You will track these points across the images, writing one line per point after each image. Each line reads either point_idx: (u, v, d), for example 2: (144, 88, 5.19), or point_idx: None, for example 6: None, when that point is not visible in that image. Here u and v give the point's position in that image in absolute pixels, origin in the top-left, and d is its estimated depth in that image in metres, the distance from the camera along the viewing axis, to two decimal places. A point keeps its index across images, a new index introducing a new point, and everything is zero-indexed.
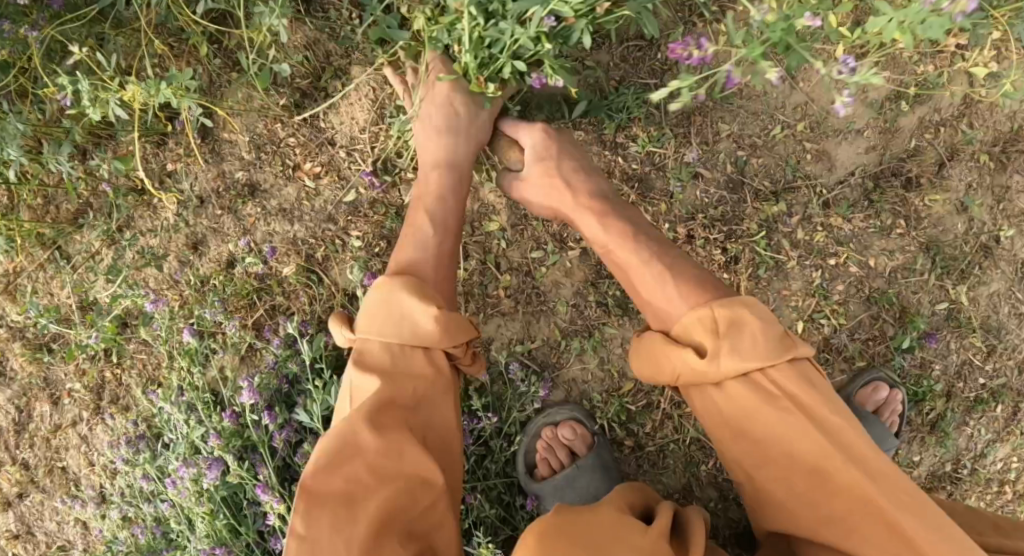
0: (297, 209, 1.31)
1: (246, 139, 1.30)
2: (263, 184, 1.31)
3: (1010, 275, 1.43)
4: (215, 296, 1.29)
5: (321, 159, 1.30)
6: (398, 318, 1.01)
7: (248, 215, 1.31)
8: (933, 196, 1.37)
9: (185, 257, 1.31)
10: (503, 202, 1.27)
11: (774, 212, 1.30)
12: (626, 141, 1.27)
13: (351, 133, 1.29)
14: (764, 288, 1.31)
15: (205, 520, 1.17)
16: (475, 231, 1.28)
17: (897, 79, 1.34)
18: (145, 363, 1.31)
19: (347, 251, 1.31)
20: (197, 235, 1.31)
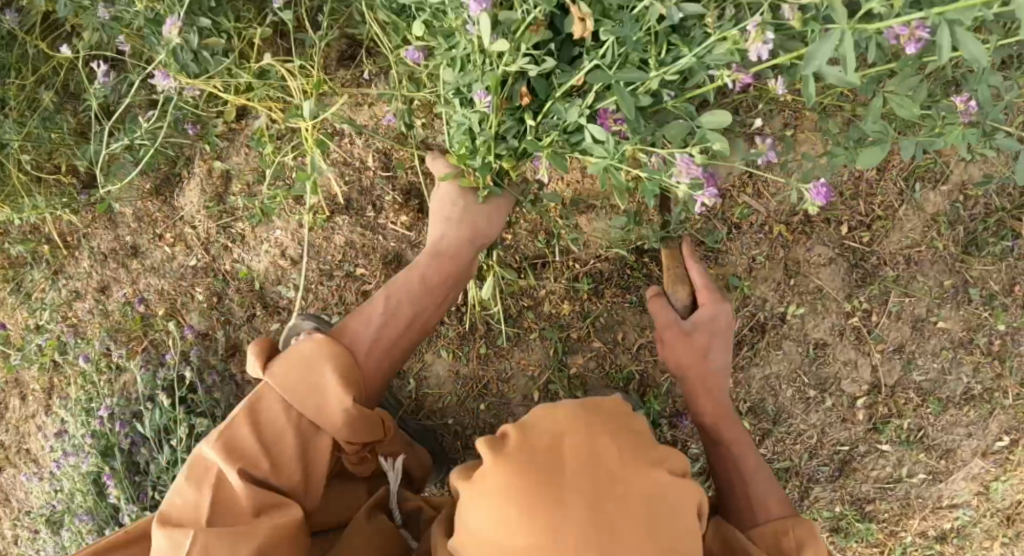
0: (164, 267, 1.57)
1: (129, 212, 1.57)
2: (142, 247, 1.59)
3: (798, 356, 1.38)
4: (107, 332, 1.61)
5: (174, 231, 1.55)
6: (291, 415, 1.14)
7: (133, 269, 1.60)
8: (704, 270, 1.38)
9: (95, 298, 1.64)
10: (294, 271, 1.50)
11: (521, 287, 1.40)
12: (384, 223, 1.44)
13: (191, 212, 1.54)
14: (503, 357, 1.40)
15: (78, 494, 1.54)
16: (280, 293, 1.52)
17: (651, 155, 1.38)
18: (63, 380, 1.68)
19: (193, 303, 1.55)
20: (97, 284, 1.63)
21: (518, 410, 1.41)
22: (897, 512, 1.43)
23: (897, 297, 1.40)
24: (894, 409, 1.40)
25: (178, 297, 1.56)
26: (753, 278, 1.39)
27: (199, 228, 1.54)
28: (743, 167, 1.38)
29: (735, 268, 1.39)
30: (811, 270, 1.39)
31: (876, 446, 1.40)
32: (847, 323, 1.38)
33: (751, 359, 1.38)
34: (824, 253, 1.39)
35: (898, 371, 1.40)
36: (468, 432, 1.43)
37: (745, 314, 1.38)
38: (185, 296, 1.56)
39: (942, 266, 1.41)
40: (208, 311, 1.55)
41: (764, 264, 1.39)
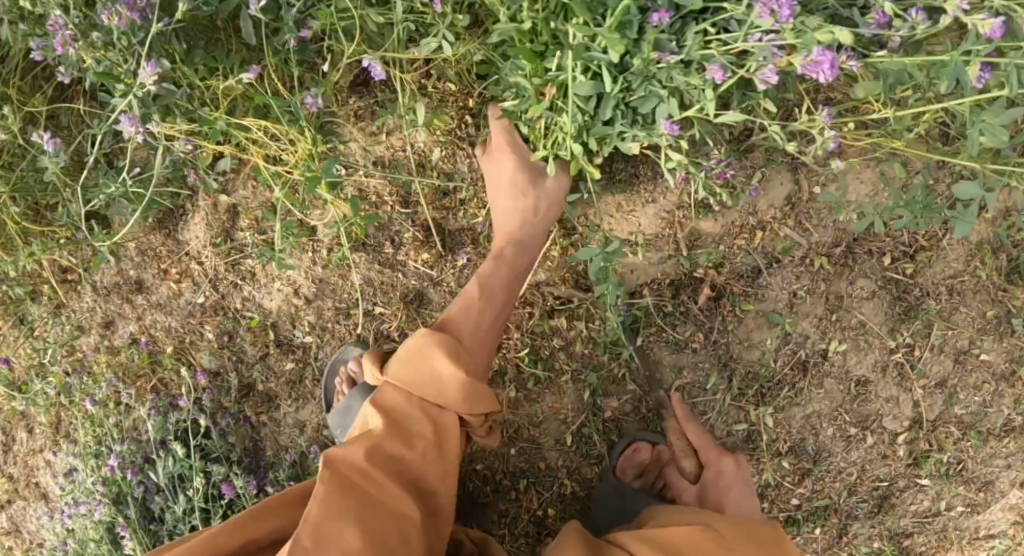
0: (172, 304, 1.48)
1: (134, 246, 1.47)
2: (148, 282, 1.49)
3: (839, 394, 1.34)
4: (112, 372, 1.49)
5: (181, 267, 1.47)
6: (425, 372, 1.10)
7: (138, 304, 1.50)
8: (744, 306, 1.33)
9: (97, 336, 1.51)
10: (308, 308, 1.42)
11: (551, 327, 1.33)
12: (404, 259, 1.37)
13: (198, 248, 1.45)
14: (533, 400, 1.34)
15: (93, 546, 1.41)
16: (296, 332, 1.43)
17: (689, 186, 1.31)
18: (49, 427, 1.53)
19: (204, 342, 1.47)
20: (100, 320, 1.51)
21: (550, 455, 1.34)
22: (934, 545, 1.41)
23: (939, 330, 1.35)
24: (934, 444, 1.37)
25: (187, 336, 1.48)
26: (795, 314, 1.33)
27: (212, 265, 1.45)
28: (783, 199, 1.32)
29: (775, 304, 1.33)
30: (853, 304, 1.34)
31: (916, 481, 1.37)
32: (889, 359, 1.34)
33: (795, 399, 1.34)
34: (866, 286, 1.34)
35: (940, 406, 1.36)
36: (498, 477, 1.36)
37: (786, 352, 1.33)
38: (193, 334, 1.47)
39: (985, 295, 1.36)
40: (222, 350, 1.46)
41: (806, 298, 1.33)
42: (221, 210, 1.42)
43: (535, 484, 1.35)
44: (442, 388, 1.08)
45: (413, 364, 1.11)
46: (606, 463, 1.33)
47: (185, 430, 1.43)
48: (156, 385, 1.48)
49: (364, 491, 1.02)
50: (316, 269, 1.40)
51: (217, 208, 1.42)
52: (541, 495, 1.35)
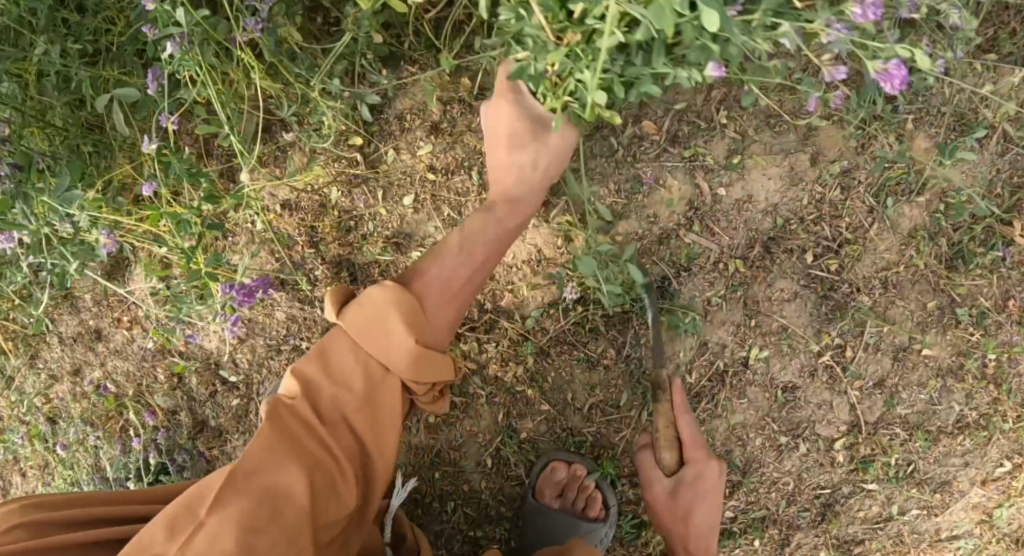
0: (127, 349, 1.56)
1: (89, 297, 1.56)
2: (105, 329, 1.57)
3: (766, 401, 1.28)
4: (82, 417, 1.59)
5: (132, 314, 1.55)
6: (382, 332, 1.04)
7: (99, 351, 1.58)
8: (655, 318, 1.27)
9: (66, 383, 1.61)
10: (243, 347, 1.47)
11: (461, 351, 1.32)
12: (319, 295, 1.39)
13: (142, 296, 1.53)
14: (450, 426, 1.34)
15: None
16: (237, 366, 1.49)
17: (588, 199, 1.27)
18: (35, 470, 1.64)
19: (158, 384, 1.55)
20: (68, 368, 1.60)
21: (473, 478, 1.34)
22: (891, 551, 1.33)
23: (874, 327, 1.27)
24: (877, 447, 1.29)
25: (143, 379, 1.56)
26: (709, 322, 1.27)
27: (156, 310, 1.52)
28: (685, 204, 1.25)
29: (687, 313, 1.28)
30: (773, 308, 1.27)
31: (861, 486, 1.30)
32: (818, 362, 1.27)
33: (716, 413, 1.29)
34: (788, 287, 1.27)
35: (880, 407, 1.28)
36: (427, 500, 1.37)
37: (703, 363, 1.28)
38: (148, 376, 1.55)
39: (924, 285, 1.27)
40: (175, 390, 1.54)
41: (721, 305, 1.27)
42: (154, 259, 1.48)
43: (462, 505, 1.35)
44: (390, 351, 1.03)
45: (368, 331, 1.05)
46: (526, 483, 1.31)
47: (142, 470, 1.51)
48: (121, 427, 1.57)
49: (302, 448, 1.01)
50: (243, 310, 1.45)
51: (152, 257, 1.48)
52: (469, 517, 1.35)
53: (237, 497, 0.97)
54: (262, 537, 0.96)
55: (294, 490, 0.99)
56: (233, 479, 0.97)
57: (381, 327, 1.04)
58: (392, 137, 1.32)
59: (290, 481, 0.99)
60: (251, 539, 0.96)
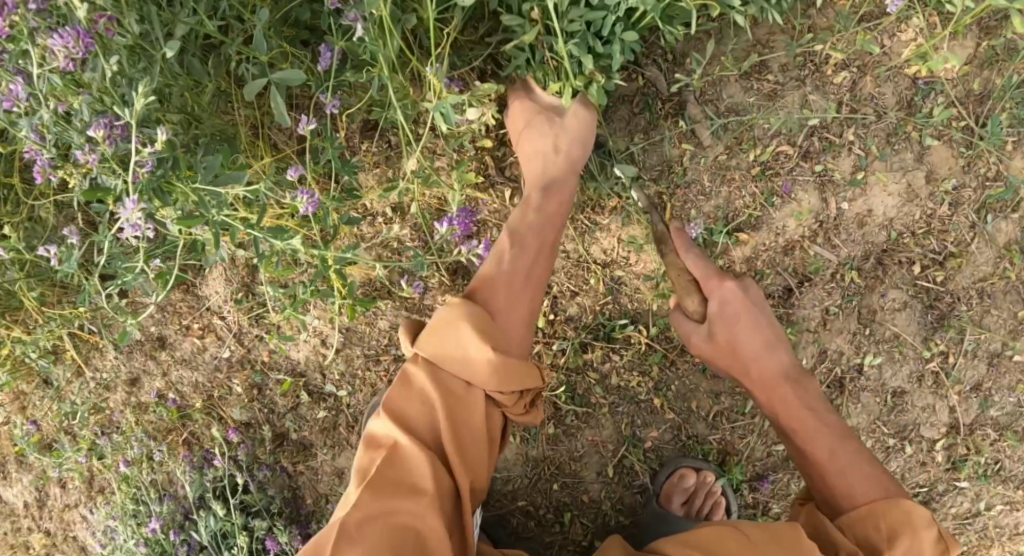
0: (196, 360, 1.50)
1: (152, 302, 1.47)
2: (170, 337, 1.49)
3: (874, 405, 1.36)
4: (143, 431, 1.51)
5: (202, 321, 1.47)
6: (456, 348, 1.03)
7: (161, 360, 1.51)
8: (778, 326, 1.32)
9: (125, 394, 1.52)
10: (338, 355, 1.42)
11: (585, 360, 1.32)
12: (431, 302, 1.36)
13: (218, 303, 1.46)
14: (571, 435, 1.33)
15: None
16: (327, 379, 1.45)
17: (723, 208, 1.29)
18: (88, 485, 1.57)
19: (234, 395, 1.49)
20: (125, 377, 1.52)
21: (593, 487, 1.34)
22: (976, 544, 1.41)
23: (972, 335, 1.35)
24: (972, 447, 1.37)
25: (215, 391, 1.50)
26: (828, 331, 1.34)
27: (236, 319, 1.46)
28: (812, 217, 1.30)
29: (808, 322, 1.33)
30: (885, 317, 1.34)
31: (955, 484, 1.38)
32: (925, 369, 1.35)
33: None
34: (897, 297, 1.34)
35: (975, 409, 1.36)
36: (542, 511, 1.36)
37: (822, 369, 1.35)
38: (222, 388, 1.49)
39: (1015, 296, 1.35)
40: (253, 402, 1.48)
41: (837, 314, 1.33)
42: (243, 267, 1.43)
43: (579, 516, 1.35)
44: (470, 364, 1.02)
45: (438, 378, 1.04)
46: (650, 490, 1.33)
47: (220, 487, 1.45)
48: (193, 440, 1.51)
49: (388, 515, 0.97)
50: (342, 319, 1.40)
51: (239, 265, 1.42)
52: (586, 527, 1.35)
53: (365, 529, 0.96)
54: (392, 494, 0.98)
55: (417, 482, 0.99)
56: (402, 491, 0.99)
57: (452, 329, 1.04)
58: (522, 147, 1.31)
59: (429, 522, 0.98)
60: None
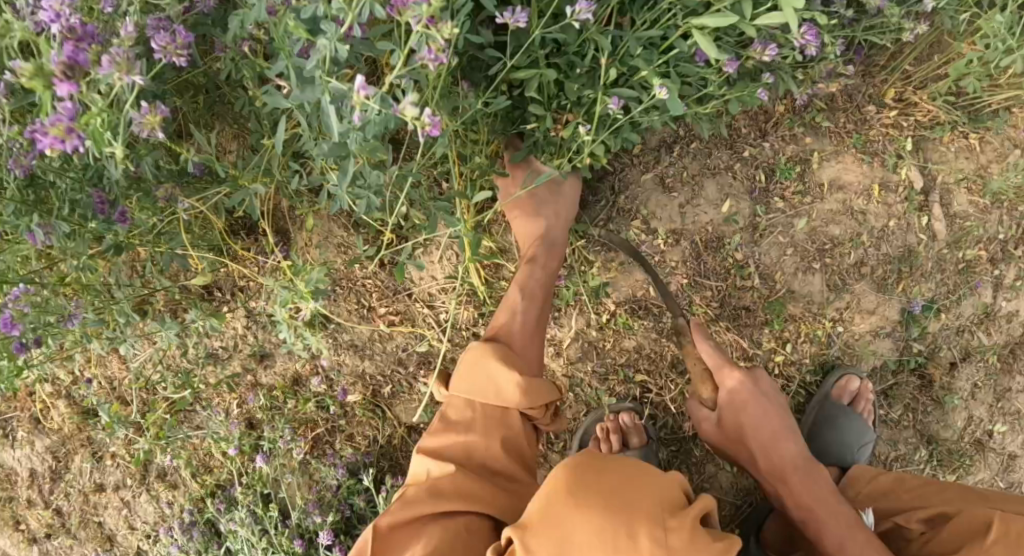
0: (368, 347, 1.49)
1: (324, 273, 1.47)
2: (336, 316, 1.48)
3: (997, 466, 1.57)
4: (285, 421, 1.50)
5: (397, 307, 1.47)
6: (485, 380, 1.16)
7: (318, 341, 1.50)
8: (948, 395, 1.53)
9: (250, 365, 1.52)
10: (563, 370, 1.43)
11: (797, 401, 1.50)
12: (680, 329, 1.42)
13: (430, 289, 1.46)
14: None
15: None
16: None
17: (938, 289, 1.49)
18: (195, 448, 1.58)
19: (413, 391, 1.50)
20: (257, 349, 1.52)
21: None
22: None
23: None
24: None
25: (382, 381, 1.50)
26: (972, 400, 1.55)
27: (440, 307, 1.47)
28: (981, 309, 1.52)
29: (960, 391, 1.54)
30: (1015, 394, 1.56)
31: None
32: None
33: (965, 473, 1.56)
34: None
35: None
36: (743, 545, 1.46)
37: (970, 431, 1.55)
38: (399, 382, 1.50)
39: None
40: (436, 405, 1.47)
41: (982, 387, 1.55)
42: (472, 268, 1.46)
43: None
44: (503, 393, 1.15)
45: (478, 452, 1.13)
46: None
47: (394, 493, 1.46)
48: (345, 438, 1.51)
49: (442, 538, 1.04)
50: (589, 332, 1.42)
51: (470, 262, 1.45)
52: None
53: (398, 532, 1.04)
54: (595, 499, 0.93)
55: (501, 384, 1.15)
56: (445, 423, 1.17)
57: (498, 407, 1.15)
58: (806, 209, 1.44)
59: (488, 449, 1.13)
60: (600, 518, 0.91)
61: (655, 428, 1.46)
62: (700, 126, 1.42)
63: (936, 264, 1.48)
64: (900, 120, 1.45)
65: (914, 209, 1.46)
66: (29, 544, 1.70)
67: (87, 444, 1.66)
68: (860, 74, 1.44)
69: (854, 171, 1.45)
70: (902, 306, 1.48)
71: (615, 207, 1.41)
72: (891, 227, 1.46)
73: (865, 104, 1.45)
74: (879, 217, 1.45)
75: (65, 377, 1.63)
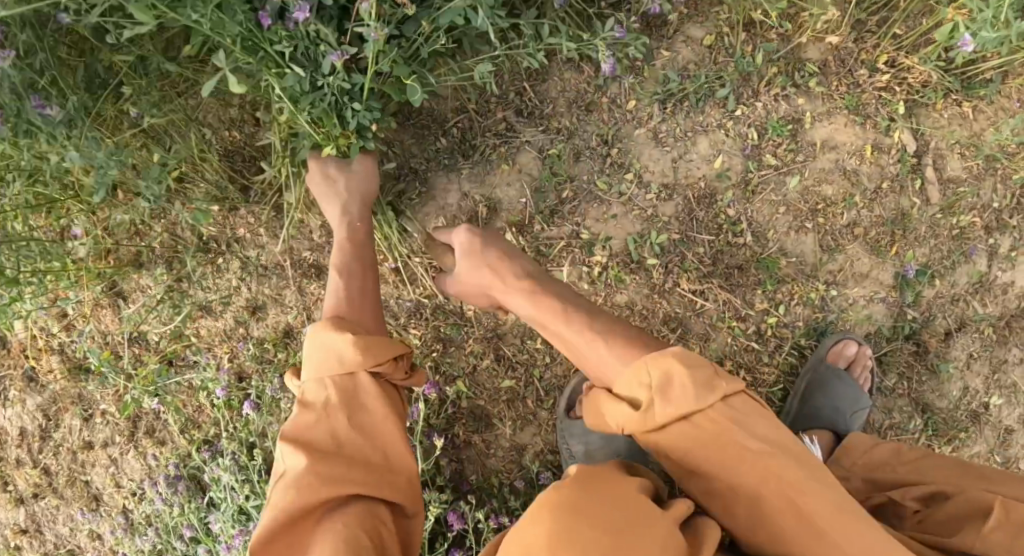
0: None
1: (318, 224, 1.49)
2: (330, 268, 1.49)
3: (994, 439, 1.54)
4: (276, 373, 1.51)
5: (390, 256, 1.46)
6: (325, 353, 1.12)
7: (311, 293, 1.51)
8: (943, 364, 1.52)
9: (243, 318, 1.53)
10: None
11: (793, 364, 1.48)
12: (672, 286, 1.43)
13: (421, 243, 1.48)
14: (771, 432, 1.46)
15: None
16: (522, 346, 1.45)
17: (929, 255, 1.49)
18: (186, 403, 1.58)
19: None
20: (251, 303, 1.52)
21: None
22: None
23: None
24: None
25: None
26: (967, 370, 1.53)
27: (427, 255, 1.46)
28: (975, 278, 1.52)
29: (955, 360, 1.53)
30: (1010, 365, 1.54)
31: None
32: None
33: (960, 445, 1.53)
34: (1019, 354, 1.54)
35: None
36: None
37: (966, 402, 1.53)
38: None
39: None
40: (425, 359, 1.46)
41: (976, 358, 1.53)
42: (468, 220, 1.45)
43: None
44: (342, 356, 1.11)
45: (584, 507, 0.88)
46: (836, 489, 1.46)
47: None
48: None
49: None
50: (580, 285, 1.42)
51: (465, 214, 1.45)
52: None
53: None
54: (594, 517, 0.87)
55: (344, 355, 1.11)
56: (307, 408, 1.09)
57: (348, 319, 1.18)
58: (798, 167, 1.45)
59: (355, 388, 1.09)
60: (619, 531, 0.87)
61: None
62: (693, 82, 1.43)
63: (928, 229, 1.49)
64: (893, 84, 1.47)
65: (903, 173, 1.47)
66: (15, 504, 1.69)
67: (78, 401, 1.65)
68: (853, 41, 1.47)
69: (844, 134, 1.47)
70: (896, 272, 1.48)
71: (609, 159, 1.42)
72: (881, 189, 1.47)
73: (858, 69, 1.48)
74: (872, 179, 1.47)
75: (59, 332, 1.63)
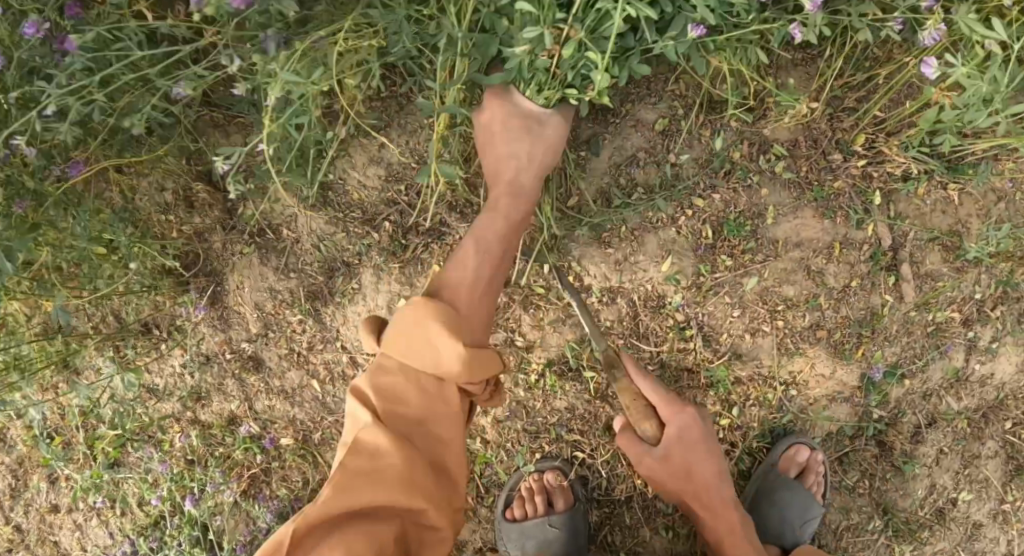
0: (297, 394, 1.48)
1: (255, 316, 1.46)
2: (267, 360, 1.48)
3: (959, 537, 1.47)
4: (217, 464, 1.52)
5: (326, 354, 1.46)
6: (425, 345, 1.09)
7: (251, 384, 1.49)
8: (909, 462, 1.43)
9: (188, 403, 1.51)
10: (492, 426, 1.39)
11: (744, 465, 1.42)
12: (616, 391, 1.36)
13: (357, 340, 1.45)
14: None
15: None
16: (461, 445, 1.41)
17: (899, 353, 1.39)
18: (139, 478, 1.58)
19: None
20: (194, 390, 1.51)
21: None
22: None
23: None
24: None
25: (312, 428, 1.50)
26: (936, 467, 1.44)
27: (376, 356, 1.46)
28: (950, 374, 1.41)
29: (923, 458, 1.44)
30: (983, 462, 1.45)
31: None
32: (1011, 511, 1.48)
33: (922, 543, 1.47)
34: (994, 450, 1.45)
35: None
36: None
37: (931, 500, 1.46)
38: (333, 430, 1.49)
39: None
40: None
41: (948, 454, 1.44)
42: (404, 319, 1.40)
43: None
44: (441, 362, 1.09)
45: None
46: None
47: None
48: (280, 480, 1.52)
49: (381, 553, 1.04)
50: (517, 391, 1.37)
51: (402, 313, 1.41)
52: None
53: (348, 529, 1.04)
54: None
55: (445, 352, 1.08)
56: (398, 367, 1.11)
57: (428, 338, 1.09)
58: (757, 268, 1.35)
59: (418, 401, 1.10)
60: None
61: (585, 488, 1.41)
62: (642, 172, 1.33)
63: (898, 325, 1.38)
64: (869, 170, 1.33)
65: (873, 268, 1.36)
66: None
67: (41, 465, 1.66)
68: (826, 118, 1.33)
69: (807, 226, 1.35)
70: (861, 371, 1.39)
71: (547, 260, 1.33)
72: (846, 286, 1.36)
73: (831, 152, 1.33)
74: (840, 277, 1.35)
75: None
